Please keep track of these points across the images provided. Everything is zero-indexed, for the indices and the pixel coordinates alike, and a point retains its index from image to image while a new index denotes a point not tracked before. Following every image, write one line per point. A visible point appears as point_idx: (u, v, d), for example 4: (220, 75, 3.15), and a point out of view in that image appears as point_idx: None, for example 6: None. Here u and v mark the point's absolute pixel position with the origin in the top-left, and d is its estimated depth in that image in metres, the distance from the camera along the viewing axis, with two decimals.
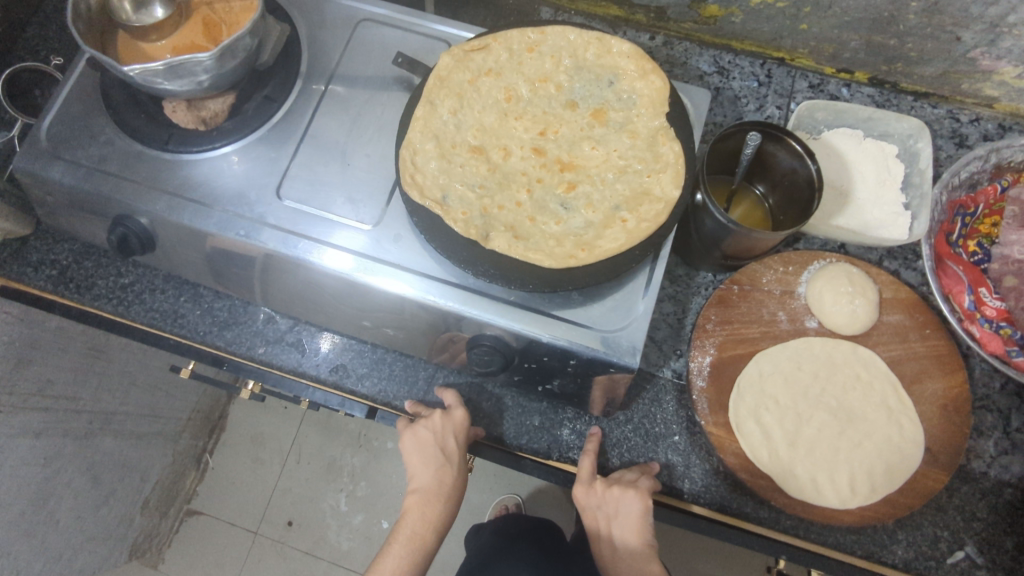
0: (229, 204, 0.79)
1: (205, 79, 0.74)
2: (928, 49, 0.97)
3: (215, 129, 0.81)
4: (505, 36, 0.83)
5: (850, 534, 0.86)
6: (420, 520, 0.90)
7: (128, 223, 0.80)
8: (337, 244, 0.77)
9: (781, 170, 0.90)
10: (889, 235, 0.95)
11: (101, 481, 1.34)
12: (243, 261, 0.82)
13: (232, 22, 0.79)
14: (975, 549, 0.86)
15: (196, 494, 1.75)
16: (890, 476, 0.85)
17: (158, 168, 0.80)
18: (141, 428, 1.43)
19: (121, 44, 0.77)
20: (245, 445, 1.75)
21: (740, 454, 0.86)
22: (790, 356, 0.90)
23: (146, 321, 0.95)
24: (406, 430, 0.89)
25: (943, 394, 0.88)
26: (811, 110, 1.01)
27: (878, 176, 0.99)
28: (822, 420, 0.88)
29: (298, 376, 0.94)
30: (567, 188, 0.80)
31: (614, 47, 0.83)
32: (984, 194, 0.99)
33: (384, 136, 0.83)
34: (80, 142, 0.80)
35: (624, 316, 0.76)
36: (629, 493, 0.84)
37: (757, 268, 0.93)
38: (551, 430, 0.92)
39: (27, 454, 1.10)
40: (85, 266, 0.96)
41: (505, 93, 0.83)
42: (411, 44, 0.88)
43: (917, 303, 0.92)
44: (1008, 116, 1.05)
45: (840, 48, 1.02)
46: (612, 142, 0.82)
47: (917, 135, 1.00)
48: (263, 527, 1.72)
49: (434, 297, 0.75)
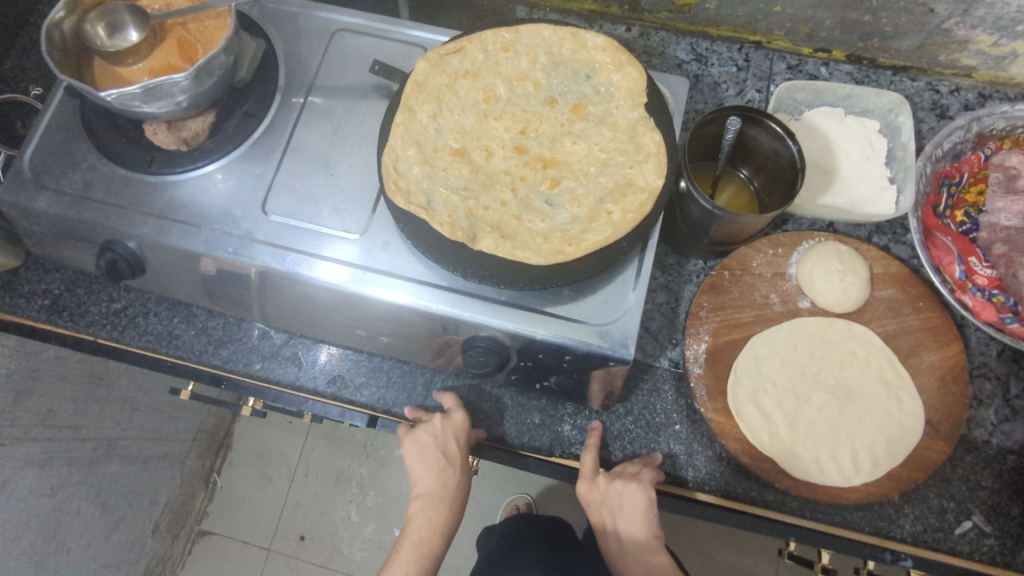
0: (216, 222, 0.79)
1: (183, 100, 0.74)
2: (903, 23, 0.97)
3: (197, 149, 0.81)
4: (479, 37, 0.83)
5: (857, 511, 0.86)
6: (428, 524, 0.90)
7: (116, 248, 0.80)
8: (328, 255, 0.77)
9: (763, 152, 0.91)
10: (876, 211, 0.96)
11: (110, 506, 1.34)
12: (237, 279, 0.82)
13: (207, 41, 0.80)
14: (982, 518, 0.86)
15: (207, 514, 1.74)
16: (893, 451, 0.85)
17: (144, 191, 0.80)
18: (146, 452, 1.43)
19: (98, 70, 0.77)
20: (252, 462, 1.75)
21: (741, 438, 0.86)
22: (785, 338, 0.90)
23: (142, 345, 0.95)
24: (408, 437, 0.90)
25: (939, 366, 0.88)
26: (791, 92, 1.01)
27: (862, 154, 0.99)
28: (821, 399, 0.88)
29: (296, 390, 0.94)
30: (551, 184, 0.80)
31: (589, 41, 0.84)
32: (969, 163, 0.98)
33: (366, 145, 0.83)
34: (64, 170, 0.81)
35: (616, 308, 0.76)
36: (632, 485, 0.84)
37: (746, 253, 0.94)
38: (551, 427, 0.92)
39: (33, 484, 1.10)
40: (77, 293, 0.96)
41: (482, 94, 0.84)
42: (386, 50, 0.88)
43: (909, 276, 0.92)
44: (987, 84, 1.06)
45: (815, 27, 1.02)
46: (593, 136, 0.82)
47: (898, 109, 1.00)
48: (275, 543, 1.71)
49: (427, 303, 0.75)
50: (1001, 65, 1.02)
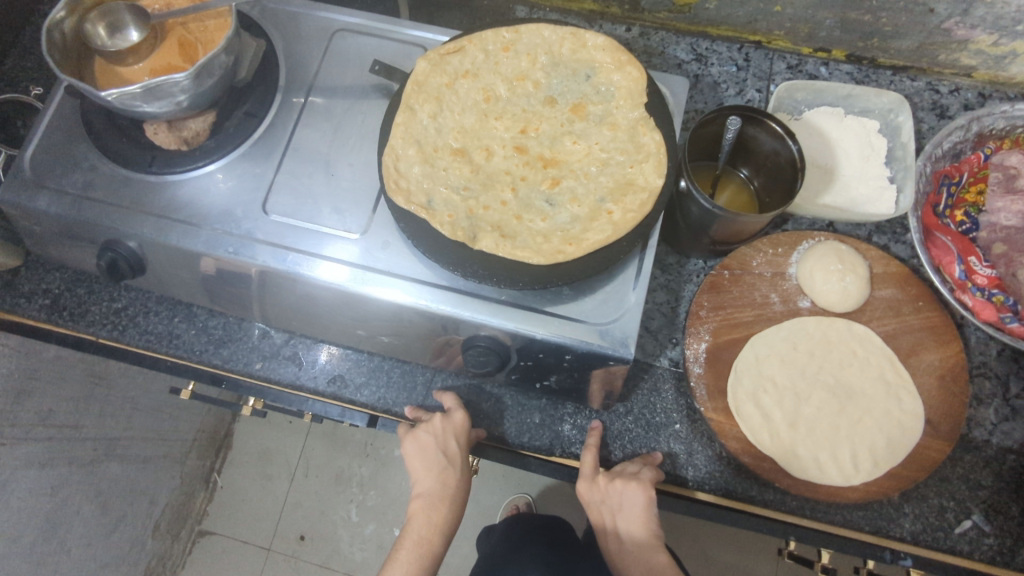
0: (217, 222, 0.79)
1: (183, 99, 0.74)
2: (902, 23, 0.97)
3: (197, 148, 0.81)
4: (480, 37, 0.84)
5: (857, 510, 0.86)
6: (428, 524, 0.90)
7: (116, 247, 0.80)
8: (329, 255, 0.77)
9: (763, 152, 0.91)
10: (876, 210, 0.96)
11: (110, 505, 1.35)
12: (237, 278, 0.82)
13: (207, 41, 0.80)
14: (982, 517, 0.86)
15: (207, 514, 1.74)
16: (893, 451, 0.85)
17: (144, 191, 0.80)
18: (146, 452, 1.43)
19: (99, 69, 0.77)
20: (252, 462, 1.75)
21: (741, 437, 0.86)
22: (785, 337, 0.90)
23: (142, 345, 0.95)
24: (409, 436, 0.90)
25: (939, 365, 0.88)
26: (791, 92, 1.01)
27: (862, 154, 0.99)
28: (821, 399, 0.88)
29: (297, 390, 0.94)
30: (551, 184, 0.80)
31: (589, 40, 0.84)
32: (969, 162, 0.98)
33: (367, 145, 0.84)
34: (64, 170, 0.81)
35: (616, 307, 0.76)
36: (632, 485, 0.84)
37: (746, 252, 0.94)
38: (551, 426, 0.92)
39: (33, 484, 1.10)
40: (77, 292, 0.96)
41: (483, 94, 0.84)
42: (387, 50, 0.88)
43: (908, 276, 0.92)
44: (986, 84, 1.06)
45: (815, 27, 1.02)
46: (593, 135, 0.82)
47: (898, 109, 1.01)
48: (275, 542, 1.71)
49: (427, 302, 0.75)
50: (1001, 65, 1.02)
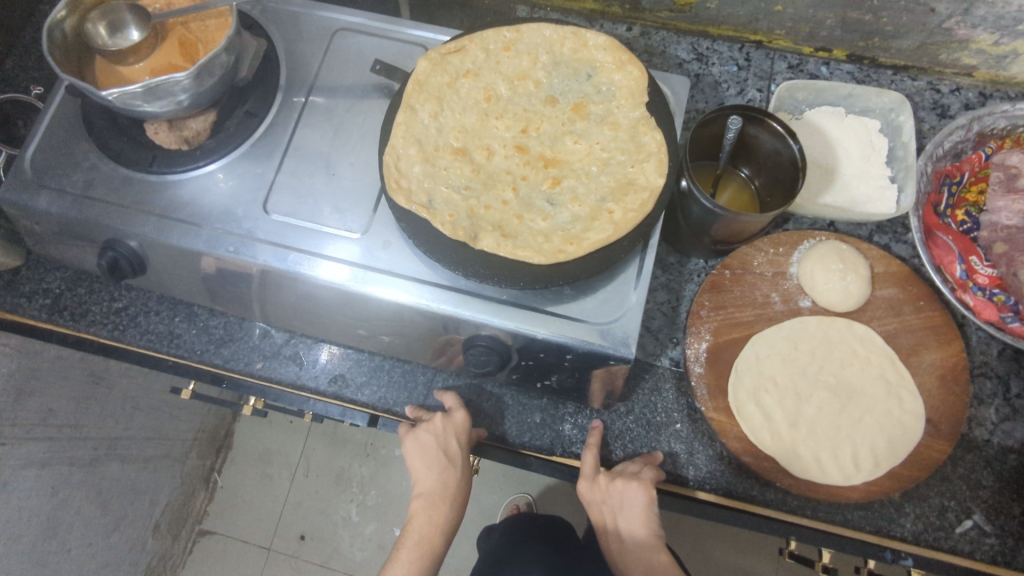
0: (217, 222, 0.79)
1: (184, 99, 0.74)
2: (903, 23, 0.97)
3: (198, 148, 0.81)
4: (481, 36, 0.84)
5: (858, 510, 0.86)
6: (428, 523, 0.90)
7: (117, 247, 0.80)
8: (329, 254, 0.77)
9: (764, 152, 0.91)
10: (877, 210, 0.96)
11: (111, 504, 1.35)
12: (238, 278, 0.82)
13: (208, 40, 0.80)
14: (982, 517, 0.86)
15: (207, 514, 1.74)
16: (894, 451, 0.85)
17: (145, 190, 0.80)
18: (147, 452, 1.43)
19: (99, 68, 0.77)
20: (252, 461, 1.75)
21: (742, 437, 0.86)
22: (786, 337, 0.90)
23: (143, 344, 0.95)
24: (409, 436, 0.90)
25: (940, 365, 0.88)
26: (791, 91, 1.01)
27: (863, 153, 0.99)
28: (822, 399, 0.88)
29: (297, 389, 0.94)
30: (552, 184, 0.80)
31: (589, 40, 0.84)
32: (969, 162, 0.98)
33: (367, 144, 0.84)
34: (65, 170, 0.81)
35: (617, 307, 0.76)
36: (633, 484, 0.84)
37: (748, 252, 0.94)
38: (552, 426, 0.92)
39: (33, 484, 1.10)
40: (78, 292, 0.96)
41: (483, 94, 0.84)
42: (388, 50, 0.88)
43: (909, 276, 0.92)
44: (987, 84, 1.06)
45: (816, 27, 1.02)
46: (594, 135, 0.82)
47: (899, 108, 1.00)
48: (275, 542, 1.71)
49: (428, 302, 0.75)
50: (1001, 64, 1.02)
